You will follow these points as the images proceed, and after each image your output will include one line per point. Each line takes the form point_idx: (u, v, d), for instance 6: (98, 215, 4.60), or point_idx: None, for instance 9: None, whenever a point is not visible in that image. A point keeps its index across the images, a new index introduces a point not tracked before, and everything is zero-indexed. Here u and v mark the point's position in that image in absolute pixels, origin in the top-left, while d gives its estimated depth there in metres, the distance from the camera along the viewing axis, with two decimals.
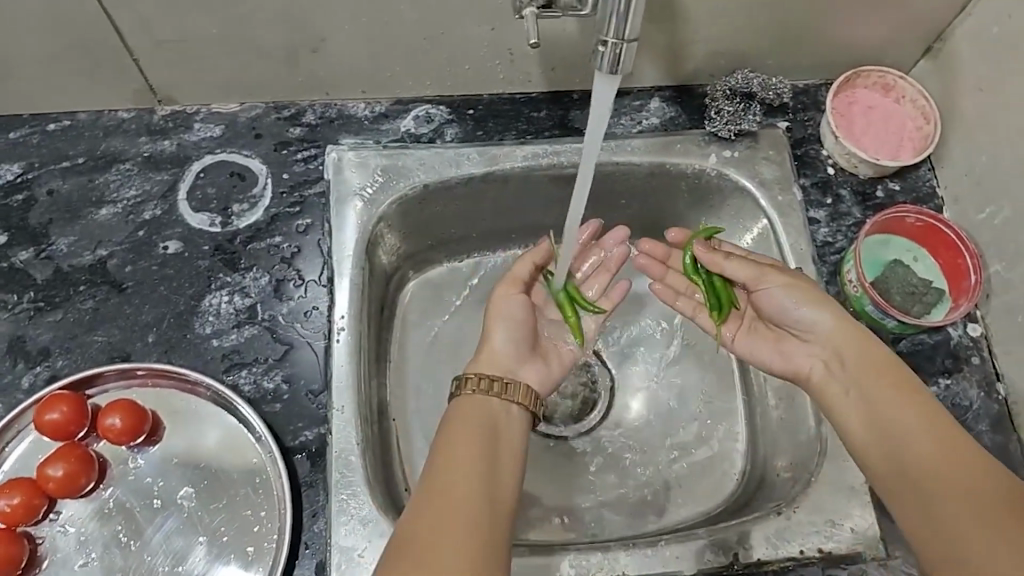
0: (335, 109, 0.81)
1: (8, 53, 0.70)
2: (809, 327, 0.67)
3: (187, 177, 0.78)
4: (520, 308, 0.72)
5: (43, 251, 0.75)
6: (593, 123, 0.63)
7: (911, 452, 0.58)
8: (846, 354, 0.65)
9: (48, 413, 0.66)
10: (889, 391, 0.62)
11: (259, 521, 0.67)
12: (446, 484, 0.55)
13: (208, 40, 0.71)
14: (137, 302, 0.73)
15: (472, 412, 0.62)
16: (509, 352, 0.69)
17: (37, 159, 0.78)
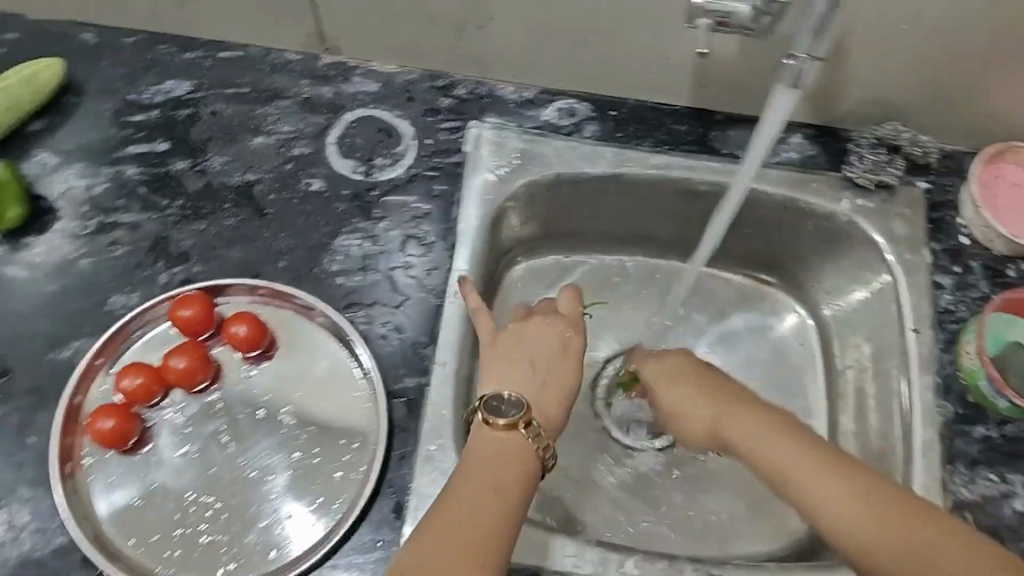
0: (486, 87, 0.84)
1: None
2: (698, 400, 0.67)
3: (339, 125, 0.82)
4: (545, 340, 0.68)
5: (197, 165, 0.80)
6: (762, 135, 0.69)
7: (789, 474, 0.57)
8: (734, 426, 0.63)
9: (180, 310, 0.72)
10: (745, 437, 0.61)
11: (349, 451, 0.71)
12: (435, 549, 0.51)
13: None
14: (275, 228, 0.78)
15: (504, 460, 0.58)
16: (544, 401, 0.65)
17: (207, 81, 0.83)
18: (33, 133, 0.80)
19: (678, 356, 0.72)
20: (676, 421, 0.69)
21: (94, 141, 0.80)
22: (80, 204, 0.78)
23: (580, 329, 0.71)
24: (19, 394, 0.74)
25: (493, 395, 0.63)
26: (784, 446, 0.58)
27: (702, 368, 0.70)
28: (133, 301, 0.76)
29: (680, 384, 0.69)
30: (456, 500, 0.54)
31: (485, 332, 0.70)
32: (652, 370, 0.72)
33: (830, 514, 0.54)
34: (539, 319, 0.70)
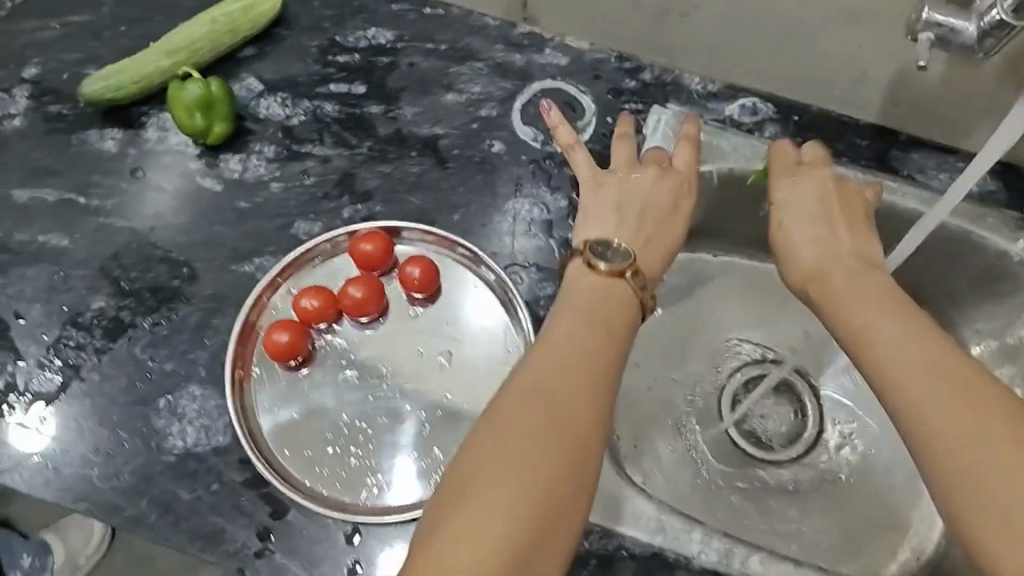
0: (672, 75, 0.85)
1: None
2: (827, 246, 0.64)
3: (526, 92, 0.85)
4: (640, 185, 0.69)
5: (390, 111, 0.84)
6: (1005, 129, 0.64)
7: (895, 362, 0.51)
8: (855, 277, 0.61)
9: (363, 244, 0.76)
10: (877, 312, 0.56)
11: None
12: (537, 373, 0.52)
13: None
14: (455, 181, 0.82)
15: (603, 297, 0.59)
16: (655, 254, 0.66)
17: (408, 34, 0.87)
18: (244, 59, 0.85)
19: (820, 179, 0.68)
20: (784, 255, 0.66)
21: (297, 74, 0.85)
22: (277, 131, 0.83)
23: (805, 166, 0.70)
24: (201, 297, 0.78)
25: (599, 242, 0.64)
26: (903, 339, 0.53)
27: (852, 206, 0.67)
28: (315, 230, 0.80)
29: (812, 223, 0.65)
30: (565, 342, 0.54)
31: (603, 186, 0.69)
32: (804, 207, 0.66)
33: (920, 402, 0.48)
34: (664, 171, 0.70)
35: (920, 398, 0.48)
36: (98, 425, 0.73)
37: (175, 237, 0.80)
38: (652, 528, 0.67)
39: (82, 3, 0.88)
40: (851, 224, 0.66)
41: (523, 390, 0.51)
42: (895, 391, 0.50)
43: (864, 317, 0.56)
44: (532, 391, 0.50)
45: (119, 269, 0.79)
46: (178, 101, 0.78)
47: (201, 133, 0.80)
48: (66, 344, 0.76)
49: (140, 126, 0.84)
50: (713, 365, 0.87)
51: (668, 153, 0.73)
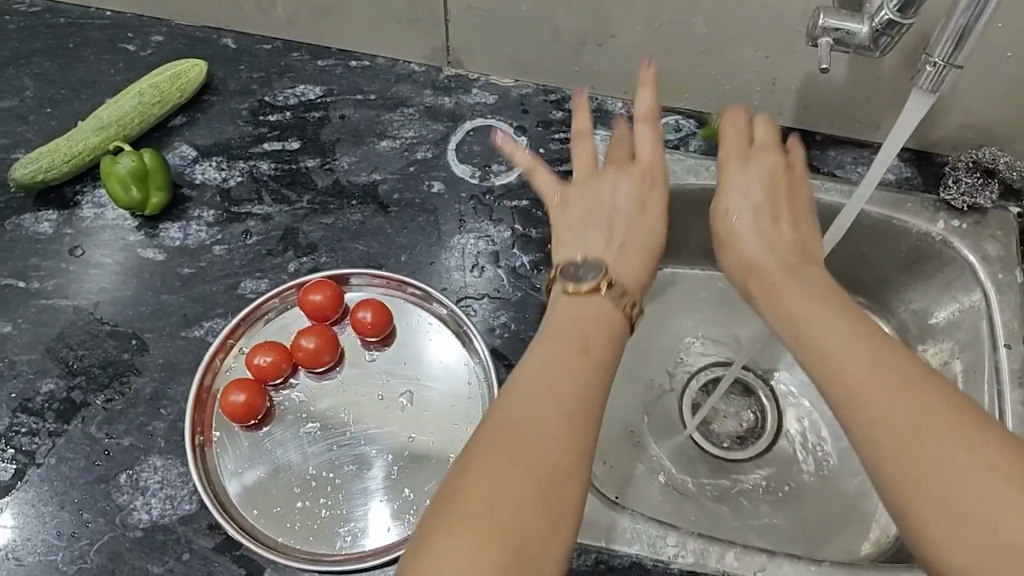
0: (596, 102, 0.89)
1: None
2: (773, 238, 0.64)
3: (458, 132, 0.87)
4: (616, 189, 0.66)
5: (326, 163, 0.85)
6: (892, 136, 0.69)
7: (854, 368, 0.50)
8: (789, 270, 0.61)
9: (312, 295, 0.77)
10: (831, 312, 0.55)
11: (465, 435, 0.74)
12: (507, 431, 0.49)
13: (514, 12, 0.81)
14: (398, 225, 0.83)
15: (578, 322, 0.56)
16: (638, 262, 0.63)
17: (337, 87, 0.89)
18: (175, 127, 0.86)
19: (768, 165, 0.68)
20: (725, 248, 0.66)
21: (230, 138, 0.86)
22: (215, 194, 0.83)
23: (754, 149, 0.69)
24: (153, 367, 0.76)
25: (567, 263, 0.61)
26: (864, 342, 0.51)
27: (794, 193, 0.68)
28: (263, 287, 0.80)
29: (759, 212, 0.65)
30: (527, 386, 0.51)
31: (570, 200, 0.67)
32: (739, 202, 0.66)
33: (885, 420, 0.46)
34: (619, 167, 0.68)
35: (887, 409, 0.47)
36: (59, 508, 0.72)
37: (123, 310, 0.78)
38: (628, 538, 0.68)
39: (4, 88, 0.88)
40: (796, 219, 0.66)
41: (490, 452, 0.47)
42: (859, 396, 0.48)
43: (818, 316, 0.55)
44: (503, 452, 0.47)
45: (68, 349, 0.77)
46: (114, 179, 0.78)
47: (142, 208, 0.80)
48: (18, 432, 0.74)
49: (76, 205, 0.82)
50: (668, 374, 0.89)
51: (631, 148, 0.69)
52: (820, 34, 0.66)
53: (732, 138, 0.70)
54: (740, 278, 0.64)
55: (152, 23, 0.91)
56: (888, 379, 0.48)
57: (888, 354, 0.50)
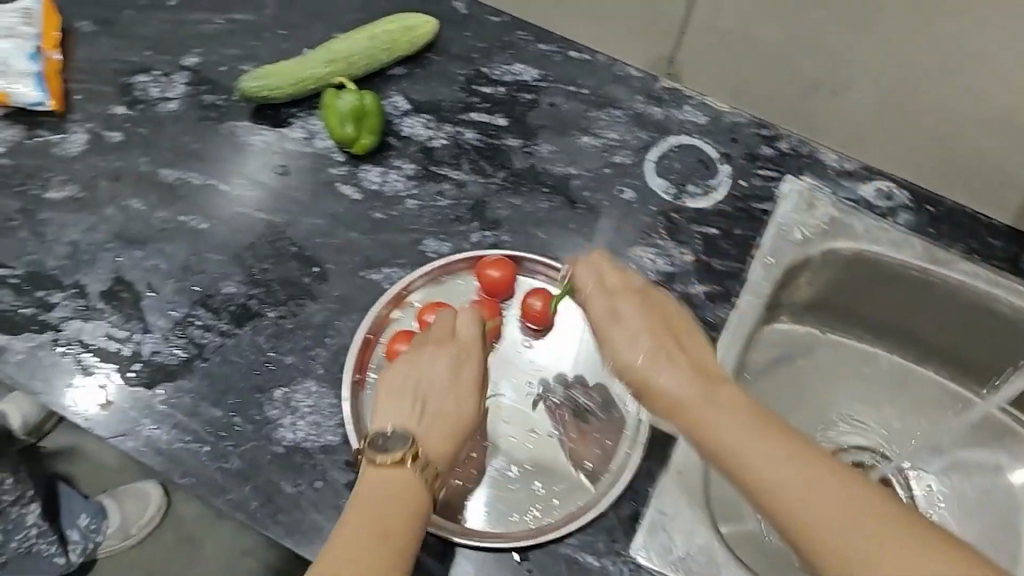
0: (809, 148, 0.86)
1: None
2: (675, 357, 0.56)
3: (661, 145, 0.85)
4: (440, 369, 0.69)
5: (527, 146, 0.85)
6: None
7: (783, 493, 0.46)
8: (684, 359, 0.56)
9: (490, 270, 0.78)
10: (764, 438, 0.49)
11: (604, 445, 0.74)
12: (362, 550, 0.55)
13: (756, 44, 0.78)
14: (582, 223, 0.82)
15: (395, 481, 0.60)
16: (439, 412, 0.67)
17: (553, 74, 0.88)
18: (394, 77, 0.88)
19: (654, 304, 0.61)
20: (612, 348, 0.60)
21: (442, 100, 0.87)
22: (417, 150, 0.86)
23: (619, 293, 0.62)
24: (328, 297, 0.79)
25: (378, 431, 0.64)
26: (767, 440, 0.48)
27: (678, 324, 0.60)
28: (444, 249, 0.82)
29: (636, 338, 0.58)
30: (362, 515, 0.58)
31: (387, 375, 0.69)
32: (623, 353, 0.58)
33: (837, 540, 0.44)
34: (437, 342, 0.71)
35: (823, 518, 0.45)
36: (214, 405, 0.75)
37: (312, 236, 0.81)
38: None
39: (245, 2, 0.90)
40: (682, 343, 0.58)
41: (335, 560, 0.54)
42: (787, 505, 0.46)
43: (703, 404, 0.52)
44: (331, 561, 0.54)
45: (254, 259, 0.80)
46: (333, 112, 0.81)
47: (350, 145, 0.83)
48: (193, 322, 0.78)
49: (286, 125, 0.85)
50: (804, 439, 0.88)
51: (451, 325, 0.72)
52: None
53: (587, 283, 0.64)
54: (665, 412, 0.55)
55: None
56: (799, 472, 0.46)
57: (801, 453, 0.47)
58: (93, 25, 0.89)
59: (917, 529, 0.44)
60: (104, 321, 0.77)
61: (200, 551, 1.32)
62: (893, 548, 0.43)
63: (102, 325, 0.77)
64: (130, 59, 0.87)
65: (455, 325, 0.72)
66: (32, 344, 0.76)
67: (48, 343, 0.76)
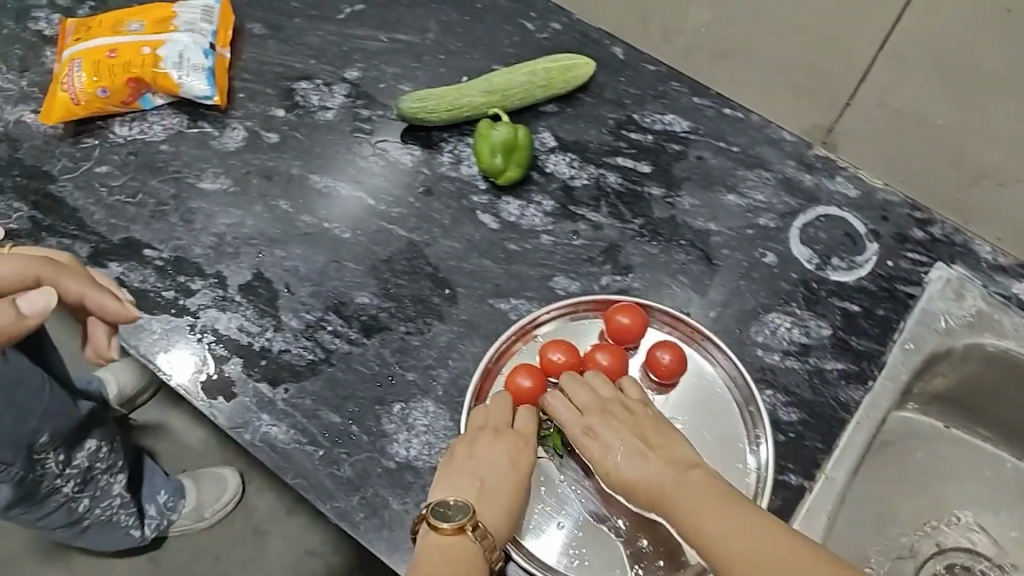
0: (962, 237, 0.83)
1: (771, 36, 0.79)
2: (648, 458, 0.64)
3: (809, 213, 0.84)
4: (498, 450, 0.68)
5: (669, 196, 0.85)
6: None
7: (723, 550, 0.53)
8: (670, 457, 0.64)
9: (618, 317, 0.75)
10: (710, 509, 0.56)
11: None
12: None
13: (925, 123, 0.76)
14: (717, 281, 0.81)
15: (451, 556, 0.61)
16: (491, 496, 0.66)
17: (704, 128, 0.88)
18: (545, 114, 0.89)
19: (634, 409, 0.69)
20: (601, 461, 0.66)
21: (589, 141, 0.88)
22: (558, 188, 0.86)
23: (588, 415, 0.70)
24: (455, 320, 0.79)
25: (438, 502, 0.65)
26: (715, 506, 0.56)
27: (659, 427, 0.67)
28: (573, 288, 0.81)
29: (623, 439, 0.66)
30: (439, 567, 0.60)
31: (452, 458, 0.69)
32: (598, 451, 0.67)
33: None
34: (497, 430, 0.70)
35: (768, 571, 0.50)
36: (332, 410, 0.75)
37: (447, 258, 0.82)
38: None
39: (410, 23, 0.93)
40: (651, 440, 0.66)
41: None
42: (722, 553, 0.53)
43: (671, 485, 0.60)
44: None
45: (390, 272, 0.81)
46: (486, 141, 0.82)
47: (497, 175, 0.83)
48: (324, 327, 0.78)
49: (438, 148, 0.87)
50: (914, 538, 0.82)
51: (510, 413, 0.72)
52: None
53: (580, 398, 0.71)
54: (644, 503, 0.62)
55: (556, 11, 0.94)
56: (747, 536, 0.53)
57: (753, 520, 0.54)
58: (263, 28, 0.93)
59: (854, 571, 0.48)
60: (238, 314, 0.78)
61: (267, 548, 1.33)
62: None
63: (237, 318, 0.78)
64: (295, 65, 0.91)
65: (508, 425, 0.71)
66: (169, 327, 0.77)
67: (185, 327, 0.77)
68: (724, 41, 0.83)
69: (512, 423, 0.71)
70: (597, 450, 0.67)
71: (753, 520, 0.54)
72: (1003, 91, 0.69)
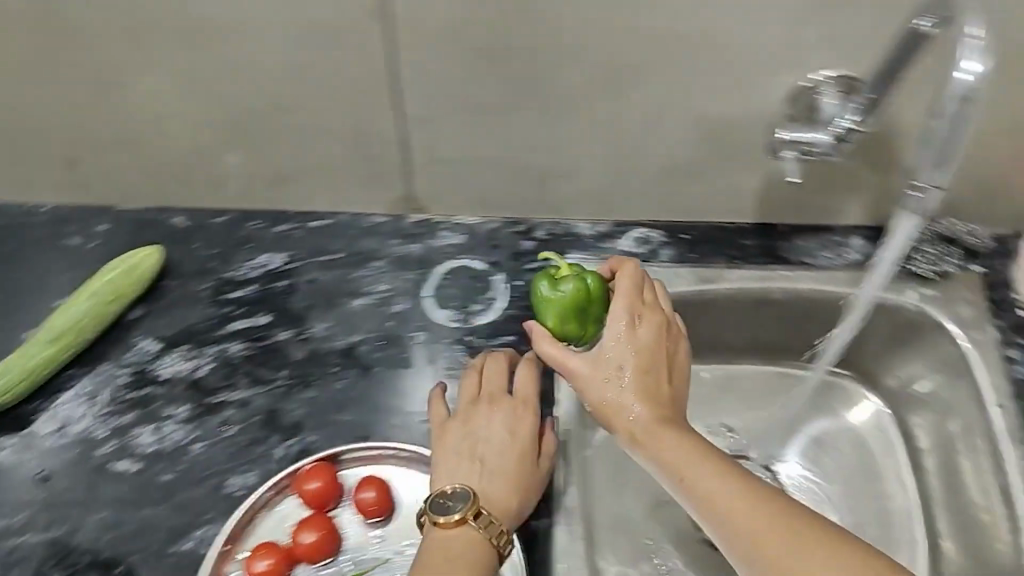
0: (562, 226, 0.90)
1: (296, 118, 0.78)
2: (649, 380, 0.65)
3: (433, 278, 0.85)
4: (499, 427, 0.70)
5: (300, 333, 0.83)
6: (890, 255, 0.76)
7: (760, 534, 0.54)
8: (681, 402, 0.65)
9: (306, 484, 0.75)
10: (718, 472, 0.58)
11: None
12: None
13: (463, 158, 0.81)
14: (381, 386, 0.81)
15: (458, 551, 0.61)
16: (495, 456, 0.68)
17: (301, 252, 0.86)
18: (134, 320, 0.84)
19: (653, 324, 0.67)
20: (593, 368, 0.65)
21: (195, 322, 0.84)
22: (186, 387, 0.81)
23: (646, 307, 0.68)
24: None
25: (438, 493, 0.65)
26: (715, 463, 0.59)
27: (675, 356, 0.67)
28: (251, 480, 0.77)
29: (634, 353, 0.65)
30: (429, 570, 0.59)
31: (447, 436, 0.70)
32: (627, 356, 0.65)
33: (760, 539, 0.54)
34: (491, 399, 0.72)
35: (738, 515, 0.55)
36: None
37: (100, 535, 0.74)
38: None
39: None
40: (672, 377, 0.66)
41: None
42: (696, 487, 0.58)
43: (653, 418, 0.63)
44: None
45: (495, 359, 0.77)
46: (551, 303, 0.73)
47: (580, 338, 0.75)
48: None
49: (31, 424, 0.79)
50: None
51: (506, 382, 0.74)
52: (961, 58, 0.54)
53: (624, 307, 0.67)
54: (592, 408, 0.65)
55: (102, 211, 0.89)
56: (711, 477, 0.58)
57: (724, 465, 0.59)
58: None
59: (827, 524, 0.55)
60: None
61: None
62: (815, 533, 0.53)
63: None
64: None
65: (489, 394, 0.73)
66: None
67: None
68: (275, 167, 0.83)
69: (507, 394, 0.73)
70: (599, 351, 0.66)
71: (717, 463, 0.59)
72: (526, 99, 0.76)
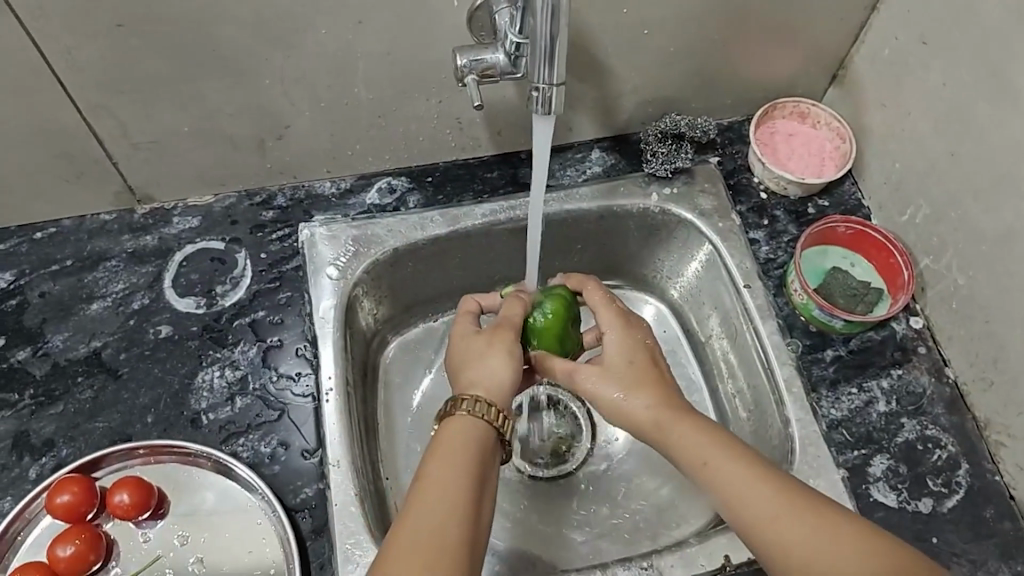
0: (304, 190, 0.88)
1: None
2: (647, 371, 0.70)
3: (171, 267, 0.84)
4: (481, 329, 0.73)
5: (39, 349, 0.80)
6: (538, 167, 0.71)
7: (766, 513, 0.59)
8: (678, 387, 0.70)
9: (58, 496, 0.71)
10: (739, 461, 0.62)
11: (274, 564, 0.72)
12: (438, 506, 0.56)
13: (162, 143, 0.79)
14: (133, 386, 0.79)
15: (461, 433, 0.63)
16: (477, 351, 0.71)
17: (27, 266, 0.84)
18: None
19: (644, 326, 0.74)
20: (599, 371, 0.70)
21: None
22: None
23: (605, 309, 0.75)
24: None
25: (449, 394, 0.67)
26: (713, 441, 0.64)
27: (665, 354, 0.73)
28: (7, 506, 0.74)
29: (643, 351, 0.71)
30: (429, 493, 0.58)
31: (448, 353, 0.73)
32: (625, 353, 0.71)
33: (759, 515, 0.59)
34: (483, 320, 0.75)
35: (736, 492, 0.60)
36: None
37: None
38: (586, 554, 0.82)
39: None
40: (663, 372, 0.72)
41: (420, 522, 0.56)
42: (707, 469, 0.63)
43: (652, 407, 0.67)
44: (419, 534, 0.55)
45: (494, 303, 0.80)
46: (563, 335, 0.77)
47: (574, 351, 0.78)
48: None
49: None
50: None
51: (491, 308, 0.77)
52: None
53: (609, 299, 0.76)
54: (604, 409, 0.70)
55: None
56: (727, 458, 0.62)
57: (739, 448, 0.63)
58: None
59: (811, 495, 0.59)
60: None
61: None
62: (810, 500, 0.59)
63: None
64: None
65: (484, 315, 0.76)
66: None
67: None
68: None
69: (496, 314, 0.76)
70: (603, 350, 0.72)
71: (733, 443, 0.63)
72: (202, 73, 0.72)
